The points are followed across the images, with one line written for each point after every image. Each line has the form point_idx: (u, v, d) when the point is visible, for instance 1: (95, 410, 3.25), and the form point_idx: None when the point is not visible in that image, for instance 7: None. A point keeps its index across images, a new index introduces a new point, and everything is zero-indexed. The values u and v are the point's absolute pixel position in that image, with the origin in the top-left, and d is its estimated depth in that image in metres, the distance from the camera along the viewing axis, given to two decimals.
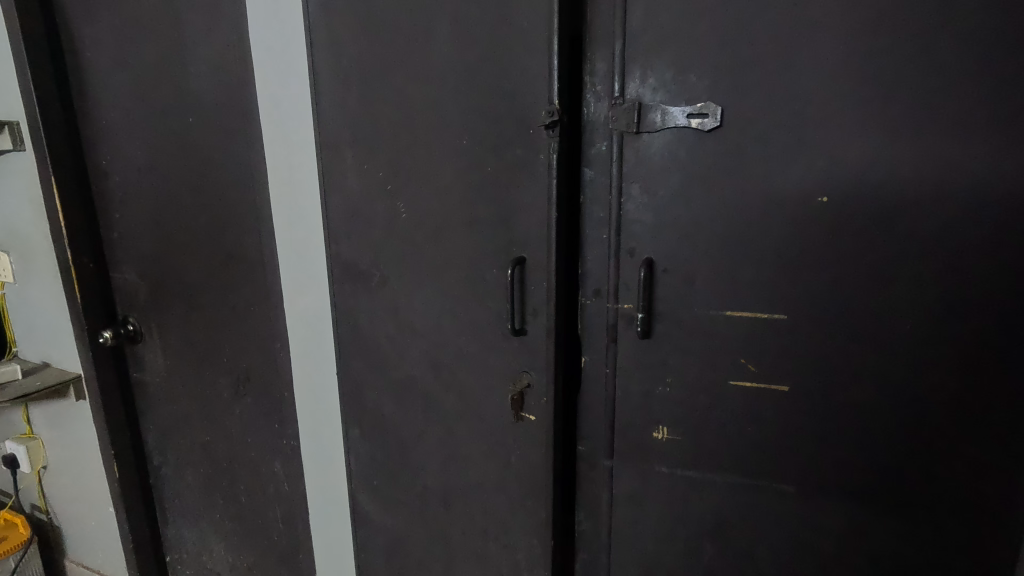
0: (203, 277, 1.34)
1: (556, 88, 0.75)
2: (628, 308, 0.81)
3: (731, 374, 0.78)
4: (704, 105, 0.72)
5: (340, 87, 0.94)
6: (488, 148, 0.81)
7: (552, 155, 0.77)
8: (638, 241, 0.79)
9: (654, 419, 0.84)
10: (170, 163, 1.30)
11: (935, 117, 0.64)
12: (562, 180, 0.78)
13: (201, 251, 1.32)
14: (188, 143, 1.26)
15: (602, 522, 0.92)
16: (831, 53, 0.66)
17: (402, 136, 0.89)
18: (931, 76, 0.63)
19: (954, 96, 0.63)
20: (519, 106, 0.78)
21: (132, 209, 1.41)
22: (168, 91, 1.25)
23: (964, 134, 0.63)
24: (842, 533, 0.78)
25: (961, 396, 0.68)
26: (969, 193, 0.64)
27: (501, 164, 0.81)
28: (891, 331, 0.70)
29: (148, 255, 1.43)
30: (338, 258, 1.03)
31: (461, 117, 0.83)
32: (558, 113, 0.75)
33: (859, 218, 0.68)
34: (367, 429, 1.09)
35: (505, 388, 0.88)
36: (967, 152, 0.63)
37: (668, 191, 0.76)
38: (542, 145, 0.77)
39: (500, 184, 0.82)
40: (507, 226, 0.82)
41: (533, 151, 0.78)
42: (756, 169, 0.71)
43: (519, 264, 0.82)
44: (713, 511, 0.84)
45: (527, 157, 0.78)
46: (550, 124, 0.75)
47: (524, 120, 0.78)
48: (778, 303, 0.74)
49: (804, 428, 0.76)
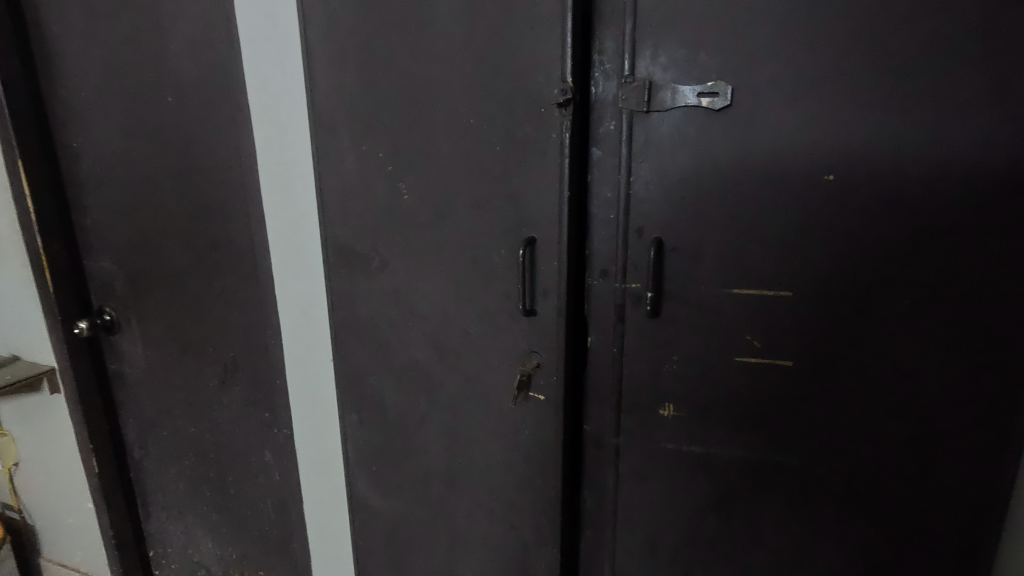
0: (186, 264, 1.30)
1: (569, 66, 0.74)
2: (636, 288, 0.82)
3: (738, 350, 0.80)
4: (715, 84, 0.72)
5: (338, 65, 0.91)
6: (495, 128, 0.80)
7: (565, 134, 0.76)
8: (647, 220, 0.79)
9: (661, 397, 0.85)
10: (149, 146, 1.25)
11: (939, 96, 0.66)
12: (573, 159, 0.77)
13: (184, 237, 1.28)
14: (169, 124, 1.20)
15: (607, 500, 0.93)
16: (840, 33, 0.67)
17: (404, 115, 0.87)
18: (936, 57, 0.65)
19: (960, 76, 0.65)
20: (529, 84, 0.77)
21: (106, 194, 1.35)
22: (146, 69, 1.19)
23: (966, 114, 0.65)
24: (843, 500, 0.81)
25: (955, 365, 0.72)
26: (971, 170, 0.66)
27: (509, 143, 0.80)
28: (893, 305, 0.73)
29: (125, 243, 1.37)
30: (336, 241, 1.01)
31: (467, 95, 0.81)
32: (571, 91, 0.74)
33: (867, 195, 0.70)
34: (367, 414, 1.09)
35: (512, 371, 0.88)
36: (970, 131, 0.66)
37: (678, 170, 0.76)
38: (554, 124, 0.77)
39: (508, 164, 0.81)
40: (515, 207, 0.82)
41: (543, 130, 0.77)
42: (765, 148, 0.72)
43: (529, 245, 0.81)
44: (718, 484, 0.86)
45: (538, 136, 0.78)
46: (563, 102, 0.75)
47: (534, 98, 0.77)
48: (784, 279, 0.76)
49: (808, 400, 0.79)
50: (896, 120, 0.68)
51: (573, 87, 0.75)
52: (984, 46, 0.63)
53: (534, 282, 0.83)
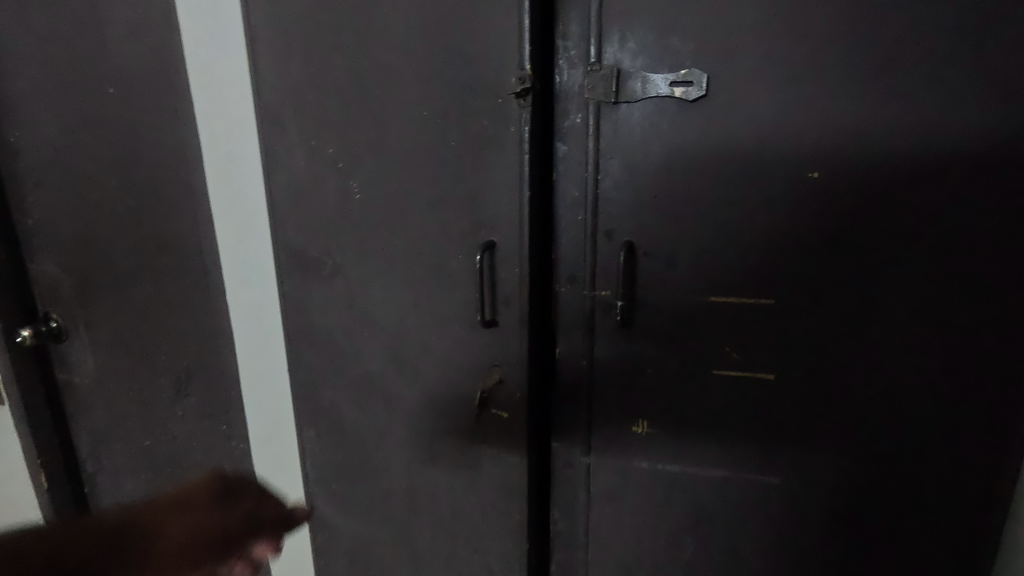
0: (134, 267, 1.21)
1: (528, 52, 0.67)
2: (606, 296, 0.75)
3: (716, 363, 0.74)
4: (689, 72, 0.65)
5: (279, 51, 0.83)
6: (450, 122, 0.73)
7: (525, 127, 0.69)
8: (617, 222, 0.73)
9: (634, 413, 0.79)
10: (91, 140, 1.16)
11: (932, 85, 0.60)
12: (533, 155, 0.71)
13: (130, 239, 1.19)
14: (110, 117, 1.12)
15: (579, 522, 0.87)
16: (824, 16, 0.61)
17: (354, 107, 0.80)
18: (928, 42, 0.60)
19: (953, 64, 0.60)
20: (486, 72, 0.70)
21: (48, 192, 1.26)
22: (84, 57, 1.10)
23: (958, 105, 0.60)
24: (828, 522, 0.75)
25: (948, 377, 0.67)
26: (963, 166, 0.61)
27: (466, 137, 0.73)
28: (881, 314, 0.67)
29: (69, 244, 1.28)
30: (285, 244, 0.92)
31: (420, 85, 0.74)
32: (530, 80, 0.67)
33: (851, 194, 0.65)
34: (325, 430, 1.00)
35: (473, 385, 0.82)
36: (962, 124, 0.61)
37: (649, 167, 0.70)
38: (513, 116, 0.70)
39: (465, 161, 0.74)
40: (473, 208, 0.75)
41: (502, 123, 0.70)
42: (744, 143, 0.66)
43: (488, 249, 0.75)
44: (695, 506, 0.80)
45: (496, 129, 0.71)
46: (521, 92, 0.68)
47: (492, 88, 0.70)
48: (764, 286, 0.70)
49: (790, 416, 0.73)
50: (883, 111, 0.62)
51: (533, 75, 0.68)
52: (977, 31, 0.58)
53: (495, 289, 0.77)
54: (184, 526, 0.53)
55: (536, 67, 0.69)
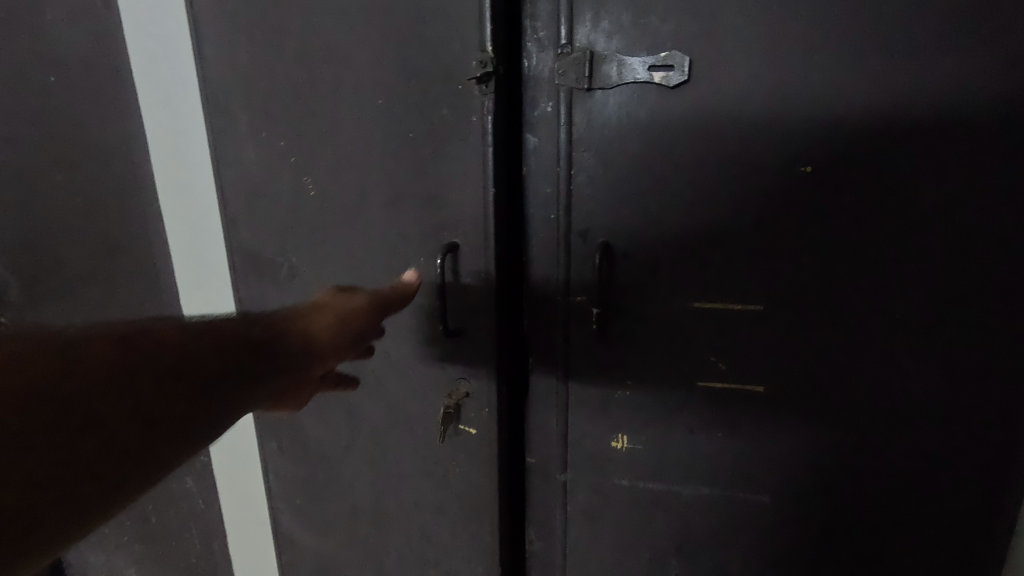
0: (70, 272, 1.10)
1: (490, 33, 0.61)
2: (581, 302, 0.69)
3: (700, 374, 0.68)
4: (669, 54, 0.59)
5: (220, 31, 0.75)
6: (409, 112, 0.67)
7: (488, 116, 0.63)
8: (592, 221, 0.66)
9: (613, 427, 0.73)
10: (20, 126, 1.00)
11: (938, 69, 0.54)
12: (497, 148, 0.65)
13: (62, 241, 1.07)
14: (42, 98, 0.97)
15: (556, 541, 0.81)
16: None
17: (306, 95, 0.72)
18: (933, 21, 0.54)
19: (961, 45, 0.53)
20: (446, 55, 0.64)
21: None
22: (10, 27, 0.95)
23: (968, 90, 0.54)
24: (822, 542, 0.70)
25: (950, 391, 0.61)
26: (972, 159, 0.55)
27: (427, 128, 0.67)
28: (879, 320, 0.62)
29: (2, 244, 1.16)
30: (238, 244, 0.84)
31: (376, 70, 0.67)
32: (491, 64, 0.61)
33: (846, 189, 0.59)
34: (288, 442, 0.92)
35: (439, 398, 0.76)
36: (972, 110, 0.54)
37: (626, 160, 0.64)
38: (475, 104, 0.64)
39: (424, 155, 0.68)
40: (434, 207, 0.69)
41: (463, 113, 0.64)
42: (729, 134, 0.60)
43: (451, 251, 0.68)
44: (679, 525, 0.75)
45: (458, 119, 0.65)
46: (482, 77, 0.62)
47: (453, 73, 0.64)
48: (751, 291, 0.64)
49: (780, 430, 0.68)
50: (882, 97, 0.56)
51: (495, 59, 0.62)
52: (987, 8, 0.52)
53: (460, 295, 0.70)
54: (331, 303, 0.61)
55: (501, 51, 0.63)
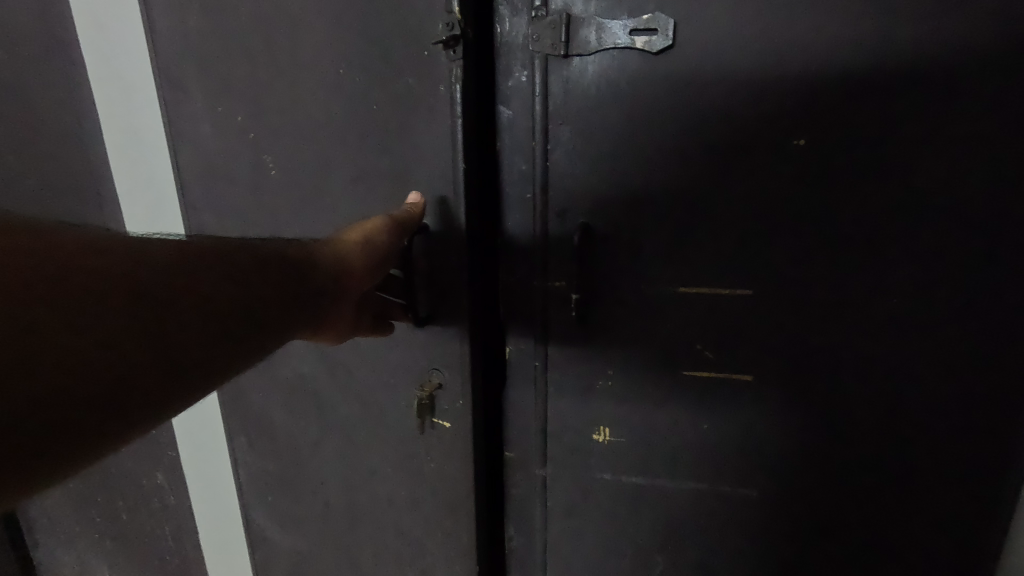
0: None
1: None
2: (559, 287, 0.65)
3: (685, 363, 0.65)
4: (651, 17, 0.55)
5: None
6: (372, 82, 0.62)
7: (456, 85, 0.58)
8: (570, 200, 0.62)
9: (594, 420, 0.70)
10: None
11: (940, 33, 0.50)
12: (466, 121, 0.60)
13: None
14: None
15: (536, 538, 0.77)
16: None
17: (263, 65, 0.67)
18: None
19: (966, 7, 0.49)
20: (411, 20, 0.59)
21: None
22: None
23: (971, 57, 0.50)
24: (810, 538, 0.67)
25: (947, 380, 0.58)
26: (975, 131, 0.51)
27: (391, 98, 0.62)
28: (874, 306, 0.58)
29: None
30: (197, 227, 0.79)
31: (337, 37, 0.62)
32: (458, 27, 0.57)
33: (840, 164, 0.55)
34: (256, 436, 0.87)
35: (411, 389, 0.72)
36: (976, 79, 0.50)
37: (606, 134, 0.59)
38: (441, 72, 0.59)
39: (388, 129, 0.63)
40: (402, 185, 0.64)
41: (430, 81, 0.59)
42: (717, 105, 0.56)
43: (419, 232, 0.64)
44: (663, 520, 0.71)
45: (424, 89, 0.60)
46: (449, 40, 0.57)
47: (419, 39, 0.59)
48: (739, 274, 0.60)
49: (769, 421, 0.64)
50: (880, 65, 0.52)
51: (463, 21, 0.57)
52: None
53: (431, 279, 0.66)
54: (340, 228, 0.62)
55: (470, 14, 0.58)
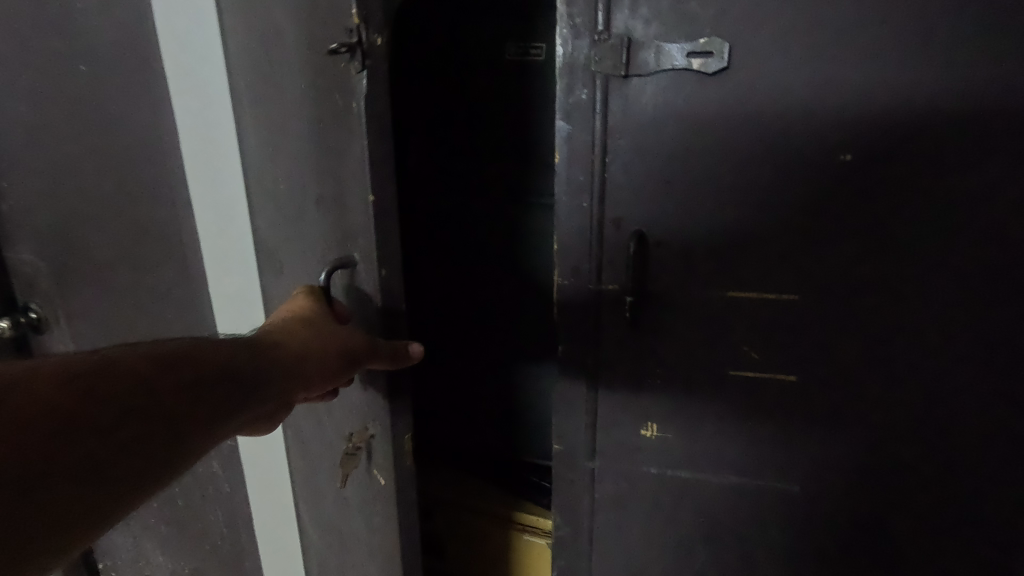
0: (93, 259, 1.09)
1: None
2: (613, 290, 0.69)
3: (732, 363, 0.68)
4: (708, 41, 0.59)
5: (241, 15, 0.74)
6: (323, 100, 0.66)
7: (359, 101, 0.63)
8: (625, 209, 0.66)
9: (642, 416, 0.74)
10: (60, 113, 1.01)
11: (981, 59, 0.55)
12: (376, 136, 0.64)
13: (86, 229, 1.07)
14: (82, 84, 0.97)
15: (582, 529, 0.81)
16: None
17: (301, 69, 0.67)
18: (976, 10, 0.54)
19: (1002, 35, 0.54)
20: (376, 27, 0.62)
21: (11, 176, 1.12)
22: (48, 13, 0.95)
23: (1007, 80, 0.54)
24: (849, 532, 0.70)
25: (986, 383, 0.61)
26: (1010, 148, 0.56)
27: (326, 112, 0.67)
28: (917, 310, 0.62)
29: (24, 229, 1.16)
30: (266, 230, 0.84)
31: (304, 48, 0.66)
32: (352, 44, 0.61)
33: (884, 177, 0.59)
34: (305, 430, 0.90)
35: (342, 439, 0.80)
36: (1012, 101, 0.55)
37: (661, 149, 0.63)
38: (352, 85, 0.63)
39: (326, 143, 0.68)
40: (337, 200, 0.69)
41: (347, 98, 0.64)
42: (766, 124, 0.60)
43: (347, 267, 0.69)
44: (707, 513, 0.75)
45: (341, 105, 0.65)
46: (348, 51, 0.61)
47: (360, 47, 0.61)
48: (786, 278, 0.64)
49: (813, 420, 0.68)
50: (923, 87, 0.56)
51: (362, 30, 0.60)
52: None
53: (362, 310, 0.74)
54: (317, 329, 0.63)
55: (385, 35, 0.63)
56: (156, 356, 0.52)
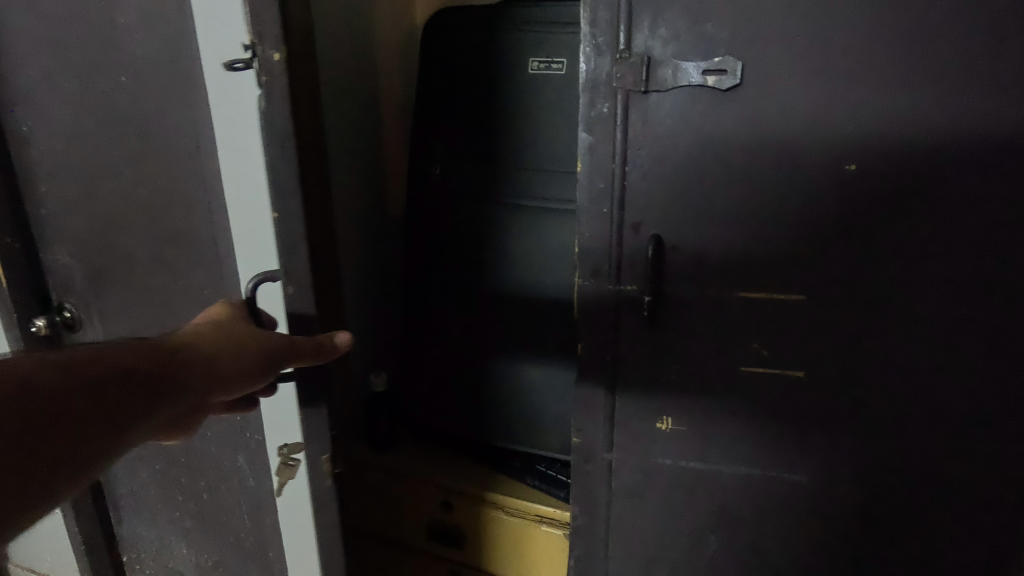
0: (128, 262, 1.11)
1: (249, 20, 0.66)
2: (632, 290, 0.73)
3: (743, 360, 0.73)
4: (722, 60, 0.64)
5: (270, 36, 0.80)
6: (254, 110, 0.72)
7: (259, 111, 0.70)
8: (644, 214, 0.71)
9: (658, 410, 0.78)
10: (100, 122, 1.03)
11: (969, 82, 0.60)
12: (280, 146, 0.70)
13: (118, 230, 1.09)
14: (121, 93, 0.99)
15: (600, 518, 0.85)
16: (859, 10, 0.61)
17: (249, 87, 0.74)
18: (965, 36, 0.59)
19: (989, 59, 0.59)
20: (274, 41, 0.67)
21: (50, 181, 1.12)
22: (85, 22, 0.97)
23: (993, 100, 0.60)
24: (853, 519, 0.74)
25: (980, 375, 0.66)
26: (995, 161, 0.61)
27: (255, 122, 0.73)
28: (915, 309, 0.66)
29: (63, 232, 1.16)
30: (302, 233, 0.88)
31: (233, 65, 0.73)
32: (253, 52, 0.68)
33: (885, 187, 0.64)
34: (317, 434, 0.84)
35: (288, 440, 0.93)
36: (999, 119, 0.60)
37: (678, 159, 0.68)
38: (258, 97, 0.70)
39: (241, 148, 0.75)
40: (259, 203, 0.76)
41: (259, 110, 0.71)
42: (778, 136, 0.65)
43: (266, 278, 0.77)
44: (718, 502, 0.79)
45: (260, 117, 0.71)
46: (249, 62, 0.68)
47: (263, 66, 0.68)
48: (795, 280, 0.69)
49: (821, 412, 0.72)
50: (920, 104, 0.61)
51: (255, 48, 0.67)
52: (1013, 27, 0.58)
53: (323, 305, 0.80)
54: (234, 333, 0.67)
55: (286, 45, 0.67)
56: (70, 359, 0.57)
